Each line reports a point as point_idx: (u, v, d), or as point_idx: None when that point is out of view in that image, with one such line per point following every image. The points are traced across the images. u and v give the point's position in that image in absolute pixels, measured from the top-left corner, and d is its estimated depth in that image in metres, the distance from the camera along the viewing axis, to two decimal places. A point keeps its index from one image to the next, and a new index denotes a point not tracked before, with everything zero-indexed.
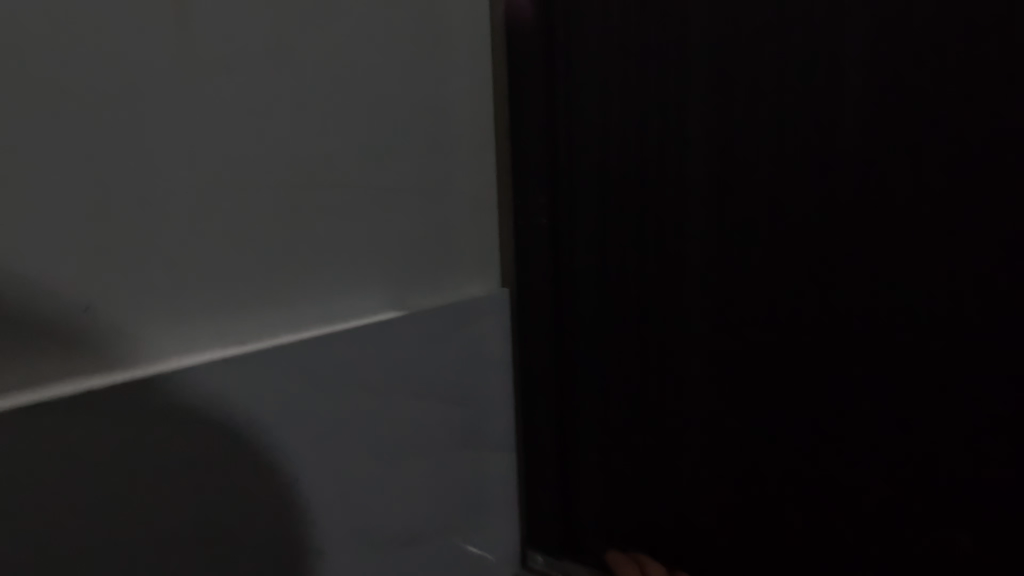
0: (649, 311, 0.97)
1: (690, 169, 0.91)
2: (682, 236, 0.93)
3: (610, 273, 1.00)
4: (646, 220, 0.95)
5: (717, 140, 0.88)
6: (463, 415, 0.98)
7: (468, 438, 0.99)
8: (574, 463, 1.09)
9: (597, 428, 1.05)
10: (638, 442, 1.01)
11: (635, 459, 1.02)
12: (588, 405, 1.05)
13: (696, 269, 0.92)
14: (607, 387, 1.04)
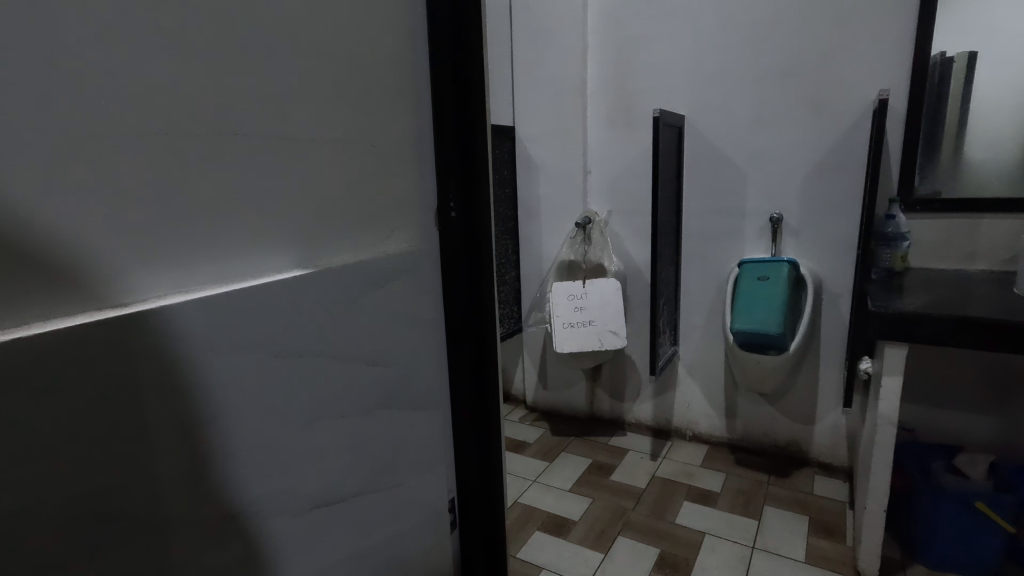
0: (456, 225, 0.53)
1: (485, 159, 0.54)
2: (474, 65, 0.52)
3: (473, 25, 0.51)
4: (461, 232, 0.54)
5: (461, 146, 0.53)
6: (271, 382, 0.35)
7: (365, 359, 0.43)
8: (469, 316, 0.56)
9: (450, 176, 0.53)
10: (475, 228, 0.55)
11: (475, 245, 0.55)
12: (420, 86, 0.49)
13: (477, 19, 0.51)
14: (463, 206, 0.54)
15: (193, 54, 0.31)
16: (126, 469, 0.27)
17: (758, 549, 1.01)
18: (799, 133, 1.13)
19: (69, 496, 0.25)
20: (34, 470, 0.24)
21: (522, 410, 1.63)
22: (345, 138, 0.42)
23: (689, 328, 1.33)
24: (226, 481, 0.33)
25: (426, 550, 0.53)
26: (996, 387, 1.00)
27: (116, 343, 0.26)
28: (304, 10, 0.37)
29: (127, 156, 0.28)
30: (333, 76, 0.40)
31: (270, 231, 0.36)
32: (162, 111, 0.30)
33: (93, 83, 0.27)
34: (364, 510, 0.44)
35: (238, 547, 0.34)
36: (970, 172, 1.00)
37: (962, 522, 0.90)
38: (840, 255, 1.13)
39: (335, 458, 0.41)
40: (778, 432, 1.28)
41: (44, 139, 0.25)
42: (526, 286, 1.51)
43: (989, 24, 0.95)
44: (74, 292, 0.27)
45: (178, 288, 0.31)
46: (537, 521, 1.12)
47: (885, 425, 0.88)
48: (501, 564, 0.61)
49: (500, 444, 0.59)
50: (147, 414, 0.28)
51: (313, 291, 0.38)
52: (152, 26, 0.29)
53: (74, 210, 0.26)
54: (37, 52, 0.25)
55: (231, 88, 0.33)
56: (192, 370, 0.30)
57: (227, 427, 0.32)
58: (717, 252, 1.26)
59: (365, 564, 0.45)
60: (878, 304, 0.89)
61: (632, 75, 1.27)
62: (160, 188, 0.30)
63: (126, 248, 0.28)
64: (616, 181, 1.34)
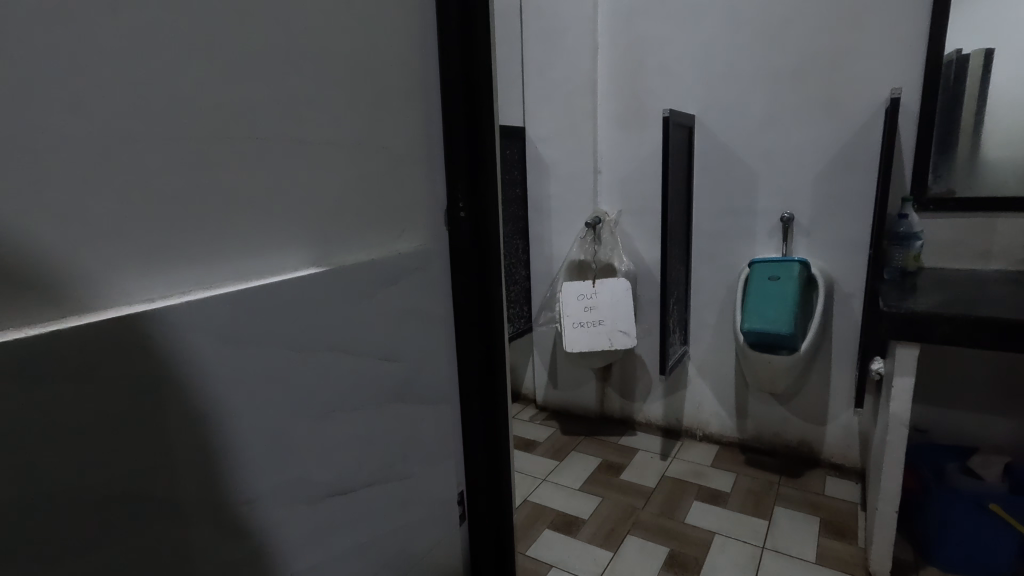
0: (463, 225, 0.54)
1: (493, 160, 0.55)
2: (482, 68, 0.53)
3: (481, 28, 0.52)
4: (468, 233, 0.55)
5: (469, 147, 0.54)
6: (282, 378, 0.36)
7: (375, 355, 0.44)
8: (477, 314, 0.56)
9: (458, 176, 0.54)
10: (483, 228, 0.55)
11: (483, 245, 0.56)
12: (428, 89, 0.50)
13: (485, 23, 0.52)
14: (472, 206, 0.55)
15: (207, 63, 0.32)
16: (133, 466, 0.28)
17: (768, 549, 1.01)
18: (811, 133, 1.12)
19: (92, 483, 0.26)
20: (63, 456, 0.25)
21: (532, 409, 1.64)
22: (355, 142, 0.43)
23: (700, 328, 1.33)
24: (239, 470, 0.34)
25: (434, 542, 0.54)
26: (1010, 387, 0.99)
27: (138, 338, 0.28)
28: (314, 17, 0.39)
29: (147, 162, 0.30)
30: (343, 81, 0.41)
31: (284, 230, 0.38)
32: (179, 120, 0.31)
33: (114, 93, 0.28)
34: (375, 503, 0.45)
35: (254, 535, 0.35)
36: (985, 172, 0.99)
37: (975, 524, 0.89)
38: (852, 255, 1.13)
39: (346, 453, 0.42)
40: (789, 433, 1.27)
41: (69, 147, 0.27)
42: (537, 286, 1.51)
43: (1003, 21, 0.95)
44: (94, 289, 0.28)
45: (193, 284, 0.33)
46: (546, 519, 1.13)
47: (896, 426, 0.87)
48: (509, 558, 0.62)
49: (507, 440, 0.60)
50: (167, 405, 0.29)
51: (325, 290, 0.39)
52: (164, 34, 0.30)
53: (98, 215, 0.28)
54: (63, 66, 0.27)
55: (243, 95, 0.34)
56: (208, 364, 0.31)
57: (242, 420, 0.34)
58: (728, 251, 1.26)
59: (376, 554, 0.46)
60: (889, 303, 0.88)
61: (642, 75, 1.27)
62: (176, 191, 0.31)
63: (146, 248, 0.30)
64: (627, 181, 1.34)
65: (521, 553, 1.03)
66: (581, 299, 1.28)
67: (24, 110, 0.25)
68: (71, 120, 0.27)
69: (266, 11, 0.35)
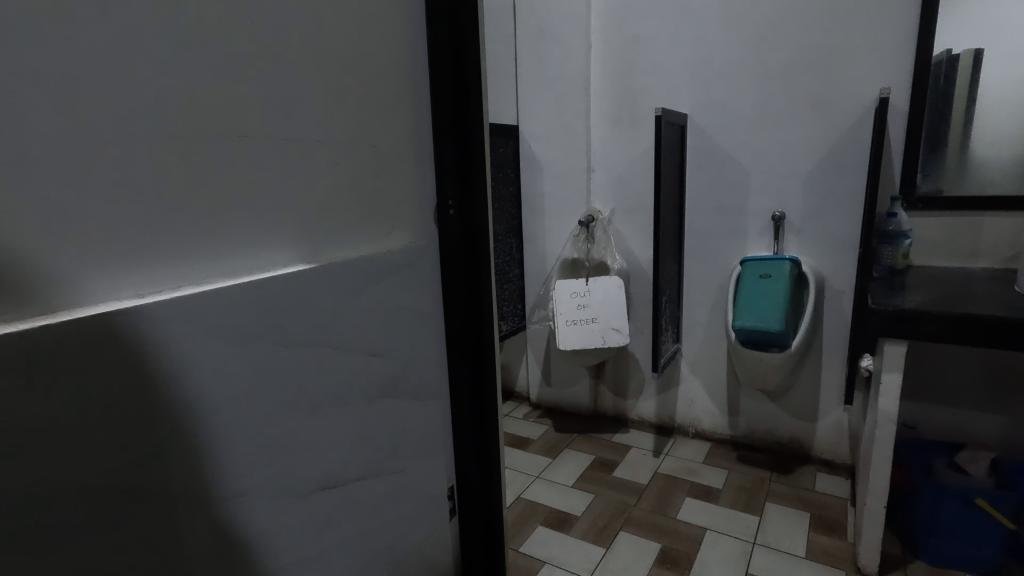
0: (454, 221, 0.55)
1: (483, 158, 0.55)
2: (472, 65, 0.53)
3: (471, 26, 0.52)
4: (459, 229, 0.55)
5: (460, 144, 0.54)
6: (272, 373, 0.36)
7: (366, 350, 0.44)
8: (468, 309, 0.57)
9: (449, 173, 0.54)
10: (473, 225, 0.56)
11: (473, 241, 0.56)
12: (418, 86, 0.50)
13: (476, 21, 0.52)
14: (463, 203, 0.55)
15: (197, 62, 0.32)
16: (124, 459, 0.28)
17: (759, 544, 1.02)
18: (801, 132, 1.13)
19: (82, 477, 0.27)
20: (53, 450, 0.25)
21: (526, 407, 1.64)
22: (346, 140, 0.43)
23: (692, 325, 1.34)
24: (228, 465, 0.34)
25: (425, 536, 0.54)
26: (997, 384, 1.00)
27: (128, 333, 0.28)
28: (305, 15, 0.39)
29: (138, 159, 0.30)
30: (334, 80, 0.42)
31: (274, 227, 0.38)
32: (169, 118, 0.31)
33: (105, 91, 0.29)
34: (365, 498, 0.46)
35: (244, 529, 0.35)
36: (973, 171, 1.00)
37: (962, 519, 0.90)
38: (842, 253, 1.14)
39: (336, 448, 0.42)
40: (780, 430, 1.28)
41: (61, 143, 0.27)
42: (531, 284, 1.52)
43: (991, 21, 0.96)
44: (86, 284, 0.29)
45: (184, 281, 0.33)
46: (539, 516, 1.13)
47: (885, 422, 0.88)
48: (499, 552, 0.63)
49: (498, 434, 0.61)
50: (157, 400, 0.30)
51: (315, 286, 0.39)
52: (155, 33, 0.30)
53: (89, 212, 0.28)
54: (54, 64, 0.27)
55: (233, 93, 0.35)
56: (199, 359, 0.31)
57: (233, 415, 0.34)
58: (719, 250, 1.26)
59: (367, 547, 0.46)
60: (878, 301, 0.89)
61: (635, 74, 1.28)
62: (167, 187, 0.32)
63: (137, 244, 0.30)
64: (619, 180, 1.34)
65: (513, 549, 1.04)
66: (574, 297, 1.28)
67: (13, 106, 0.26)
68: (62, 117, 0.27)
69: (257, 10, 0.36)
